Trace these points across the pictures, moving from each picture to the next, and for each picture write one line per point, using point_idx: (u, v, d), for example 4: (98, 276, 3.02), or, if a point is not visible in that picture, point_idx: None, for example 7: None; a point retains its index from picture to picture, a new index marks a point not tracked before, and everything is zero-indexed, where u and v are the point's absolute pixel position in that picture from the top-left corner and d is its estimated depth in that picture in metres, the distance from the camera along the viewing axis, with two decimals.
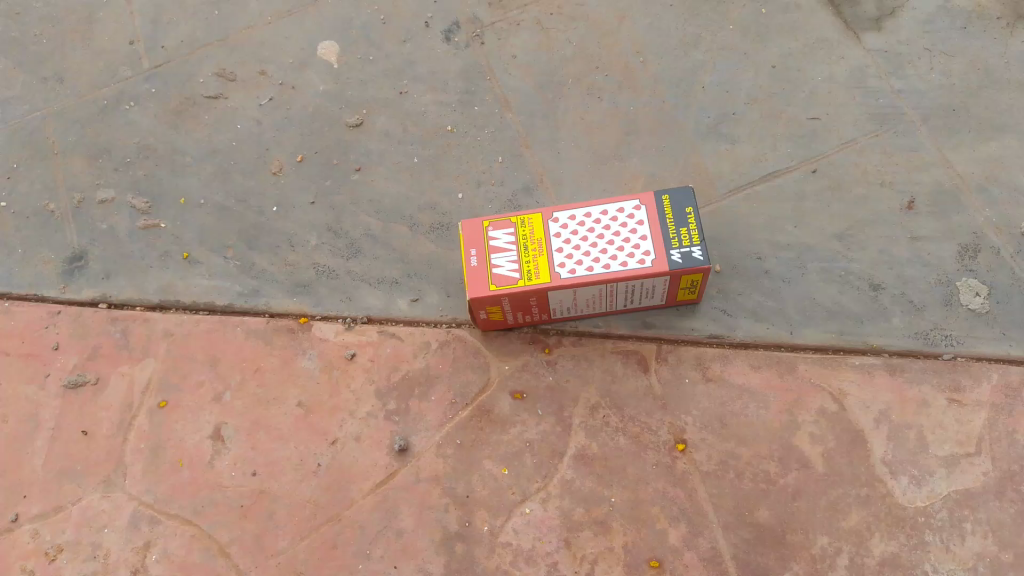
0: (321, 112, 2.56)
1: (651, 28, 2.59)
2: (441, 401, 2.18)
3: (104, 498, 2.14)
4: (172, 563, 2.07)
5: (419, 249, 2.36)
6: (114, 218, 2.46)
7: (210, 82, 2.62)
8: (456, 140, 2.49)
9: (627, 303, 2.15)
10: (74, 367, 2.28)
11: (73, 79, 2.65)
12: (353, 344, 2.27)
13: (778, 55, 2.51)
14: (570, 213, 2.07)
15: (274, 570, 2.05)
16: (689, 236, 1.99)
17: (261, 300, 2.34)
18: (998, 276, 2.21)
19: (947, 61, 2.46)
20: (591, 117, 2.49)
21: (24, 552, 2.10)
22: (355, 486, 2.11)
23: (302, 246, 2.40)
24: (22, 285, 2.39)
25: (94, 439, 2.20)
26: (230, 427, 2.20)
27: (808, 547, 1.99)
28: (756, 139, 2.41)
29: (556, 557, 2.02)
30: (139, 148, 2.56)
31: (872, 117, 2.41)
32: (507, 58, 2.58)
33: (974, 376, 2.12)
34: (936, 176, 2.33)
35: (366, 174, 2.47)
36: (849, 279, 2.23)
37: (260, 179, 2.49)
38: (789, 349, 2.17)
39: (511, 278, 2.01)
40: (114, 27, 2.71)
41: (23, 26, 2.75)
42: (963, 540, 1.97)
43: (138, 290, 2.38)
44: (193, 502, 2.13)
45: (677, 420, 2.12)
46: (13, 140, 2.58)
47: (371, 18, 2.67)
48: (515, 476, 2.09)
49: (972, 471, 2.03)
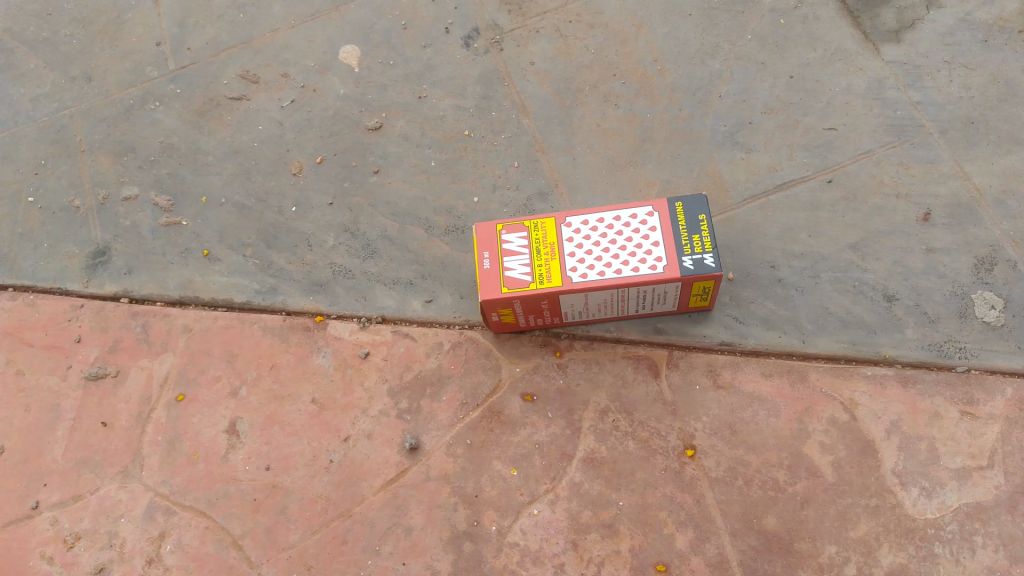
0: (341, 115, 2.61)
1: (669, 38, 2.61)
2: (451, 401, 2.21)
3: (121, 488, 2.19)
4: (186, 553, 2.12)
5: (435, 251, 2.39)
6: (138, 215, 2.53)
7: (234, 83, 2.68)
8: (473, 144, 2.52)
9: (639, 309, 2.17)
10: (95, 360, 2.35)
11: (101, 79, 2.73)
12: (367, 343, 2.31)
13: (795, 65, 2.52)
14: (583, 218, 2.09)
15: (285, 563, 2.08)
16: (701, 243, 2.01)
17: (279, 299, 2.39)
18: (1015, 290, 2.19)
19: (967, 74, 2.45)
20: (607, 123, 2.51)
21: (44, 538, 2.15)
22: (365, 483, 2.15)
23: (320, 245, 2.44)
24: (46, 278, 2.46)
25: (113, 431, 2.26)
26: (245, 422, 2.24)
27: (816, 556, 1.98)
28: (772, 148, 2.42)
29: (563, 558, 2.03)
30: (163, 147, 2.62)
31: (889, 128, 2.41)
32: (525, 64, 2.61)
33: (988, 389, 2.10)
34: (953, 187, 2.31)
35: (384, 176, 2.51)
36: (863, 289, 2.23)
37: (280, 179, 2.54)
38: (801, 358, 2.17)
39: (523, 281, 2.03)
40: (142, 29, 2.79)
41: (54, 27, 2.83)
42: (973, 553, 1.96)
43: (159, 286, 2.43)
44: (208, 495, 2.17)
45: (686, 426, 2.13)
46: (41, 138, 2.66)
47: (394, 23, 2.72)
48: (523, 477, 2.11)
49: (984, 484, 2.01)
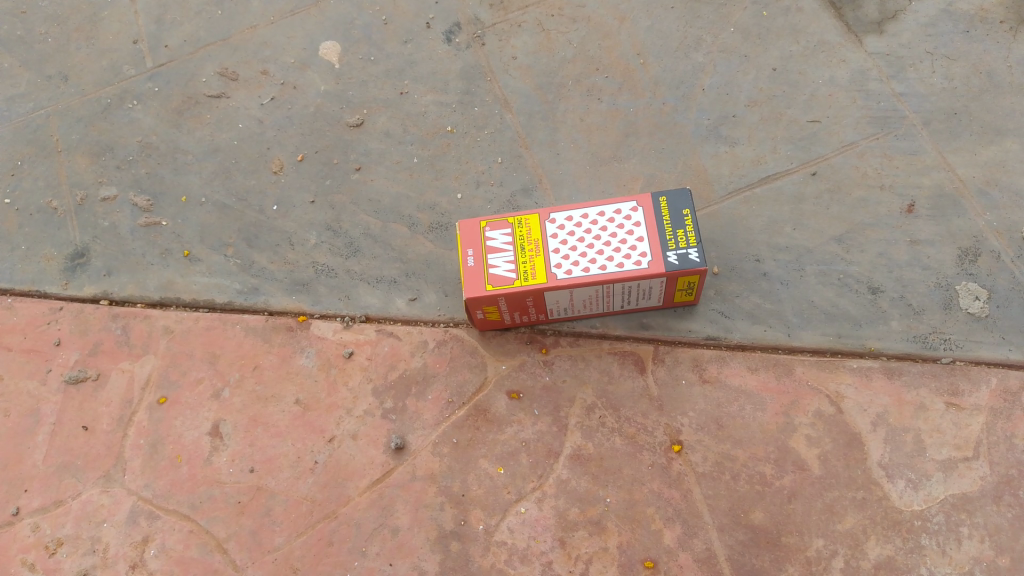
0: (322, 111, 2.57)
1: (651, 30, 2.59)
2: (437, 400, 2.19)
3: (103, 493, 2.16)
4: (170, 558, 2.09)
5: (418, 249, 2.37)
6: (117, 215, 2.49)
7: (213, 81, 2.65)
8: (456, 140, 2.50)
9: (625, 304, 2.16)
10: (75, 363, 2.31)
11: (78, 78, 2.68)
12: (351, 343, 2.28)
13: (779, 58, 2.51)
14: (567, 214, 2.07)
15: (270, 566, 2.06)
16: (686, 237, 1.99)
17: (261, 299, 2.35)
18: (998, 280, 2.20)
19: (949, 65, 2.45)
20: (591, 118, 2.49)
21: (25, 545, 2.12)
22: (350, 484, 2.12)
23: (302, 244, 2.41)
24: (24, 281, 2.42)
25: (94, 435, 2.22)
26: (228, 424, 2.21)
27: (804, 549, 1.98)
28: (756, 141, 2.41)
29: (550, 556, 2.02)
30: (142, 146, 2.58)
31: (872, 119, 2.40)
32: (507, 59, 2.59)
33: (973, 379, 2.11)
34: (937, 178, 2.31)
35: (366, 174, 2.48)
36: (848, 281, 2.22)
37: (261, 178, 2.51)
38: (787, 351, 2.17)
39: (508, 278, 2.01)
40: (118, 26, 2.74)
41: (29, 25, 2.78)
42: (959, 544, 1.96)
43: (139, 287, 2.40)
44: (192, 498, 2.14)
45: (673, 422, 2.12)
46: (17, 138, 2.61)
47: (373, 19, 2.69)
48: (510, 476, 2.10)
49: (970, 475, 2.02)
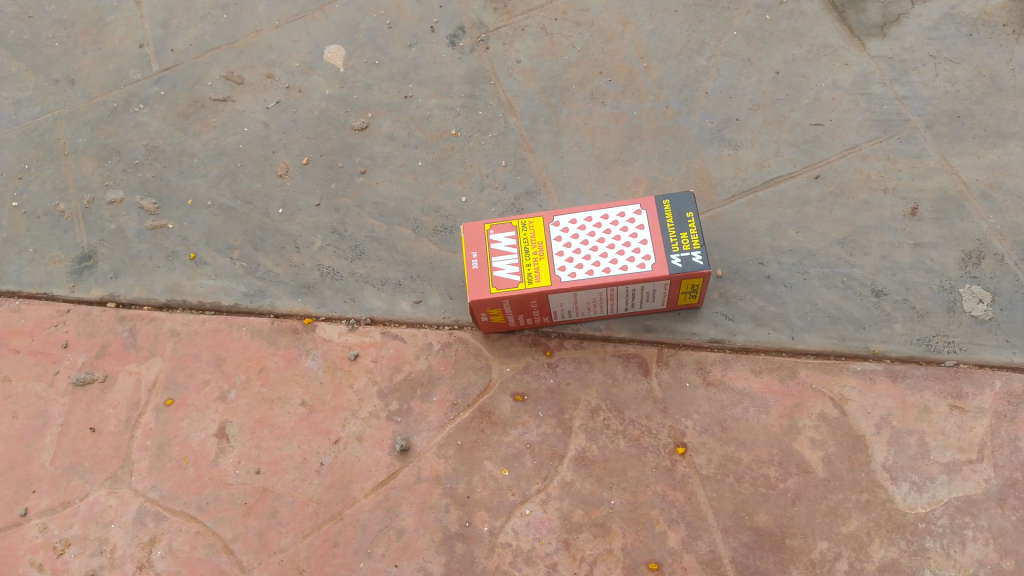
0: (327, 115, 2.59)
1: (654, 34, 2.60)
2: (442, 402, 2.20)
3: (110, 494, 2.18)
4: (177, 558, 2.10)
5: (423, 251, 2.38)
6: (123, 218, 2.50)
7: (218, 85, 2.66)
8: (460, 143, 2.51)
9: (629, 307, 2.16)
10: (82, 365, 2.32)
11: (85, 82, 2.70)
12: (356, 345, 2.29)
13: (782, 61, 2.51)
14: (571, 217, 2.08)
15: (276, 567, 2.07)
16: (689, 240, 2.00)
17: (266, 301, 2.37)
18: (1002, 284, 2.20)
19: (953, 68, 2.45)
20: (594, 121, 2.50)
21: (33, 545, 2.13)
22: (356, 486, 2.14)
23: (307, 247, 2.42)
24: (31, 284, 2.44)
25: (101, 436, 2.24)
26: (234, 426, 2.23)
27: (808, 551, 1.98)
28: (759, 144, 2.41)
29: (555, 558, 2.03)
30: (148, 149, 2.60)
31: (876, 122, 2.41)
32: (511, 62, 2.60)
33: (977, 382, 2.11)
34: (940, 181, 2.32)
35: (371, 177, 2.49)
36: (852, 284, 2.23)
37: (266, 181, 2.52)
38: (790, 354, 2.17)
39: (512, 281, 2.02)
40: (124, 30, 2.76)
41: (36, 29, 2.80)
42: (963, 546, 1.96)
43: (146, 290, 2.41)
44: (198, 499, 2.16)
45: (677, 424, 2.12)
46: (25, 142, 2.63)
47: (378, 23, 2.70)
48: (515, 477, 2.11)
49: (974, 477, 2.02)
